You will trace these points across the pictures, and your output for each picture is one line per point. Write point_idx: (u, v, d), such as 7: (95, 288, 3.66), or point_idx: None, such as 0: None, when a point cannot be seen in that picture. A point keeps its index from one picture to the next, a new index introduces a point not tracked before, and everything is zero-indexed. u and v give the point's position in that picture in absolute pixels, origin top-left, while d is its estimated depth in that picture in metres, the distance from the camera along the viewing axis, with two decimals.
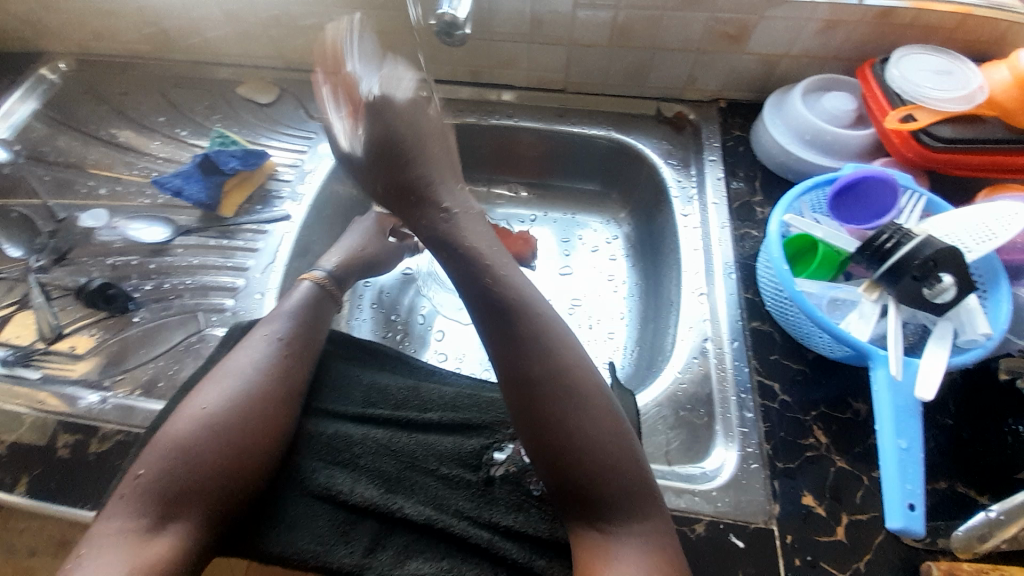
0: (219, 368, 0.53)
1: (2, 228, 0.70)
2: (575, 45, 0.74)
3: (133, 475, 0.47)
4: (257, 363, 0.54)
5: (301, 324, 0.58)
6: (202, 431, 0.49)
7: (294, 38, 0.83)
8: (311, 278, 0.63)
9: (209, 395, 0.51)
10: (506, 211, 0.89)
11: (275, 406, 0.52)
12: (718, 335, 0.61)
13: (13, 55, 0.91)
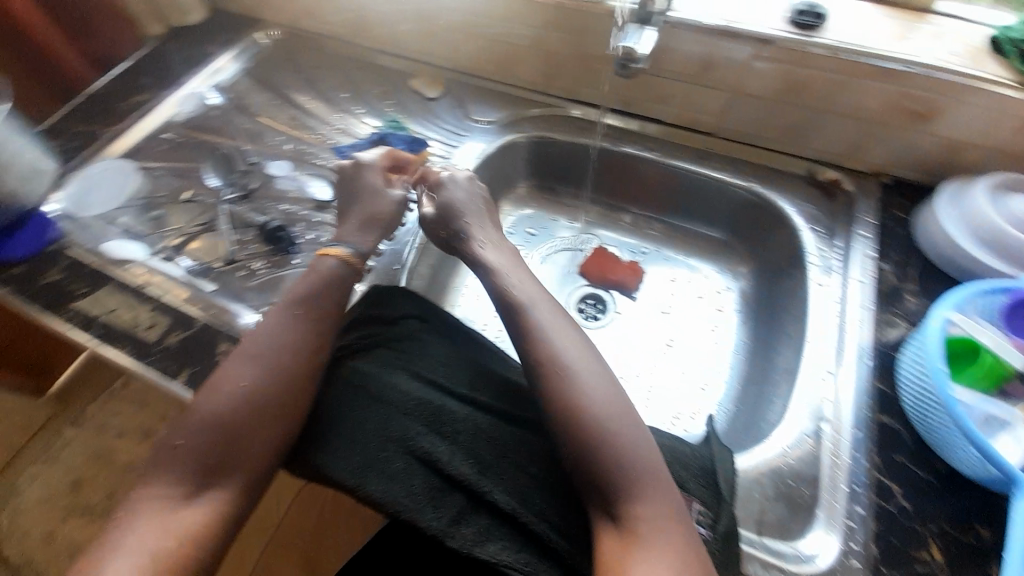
0: (241, 348, 0.56)
1: (212, 162, 0.86)
2: (741, 93, 0.74)
3: (170, 445, 0.51)
4: (287, 336, 0.57)
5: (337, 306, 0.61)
6: (233, 404, 0.53)
7: (469, 44, 0.91)
8: (336, 255, 0.65)
9: (236, 373, 0.54)
10: (619, 237, 0.91)
11: (302, 380, 0.55)
12: (838, 419, 0.58)
13: (239, 20, 1.08)
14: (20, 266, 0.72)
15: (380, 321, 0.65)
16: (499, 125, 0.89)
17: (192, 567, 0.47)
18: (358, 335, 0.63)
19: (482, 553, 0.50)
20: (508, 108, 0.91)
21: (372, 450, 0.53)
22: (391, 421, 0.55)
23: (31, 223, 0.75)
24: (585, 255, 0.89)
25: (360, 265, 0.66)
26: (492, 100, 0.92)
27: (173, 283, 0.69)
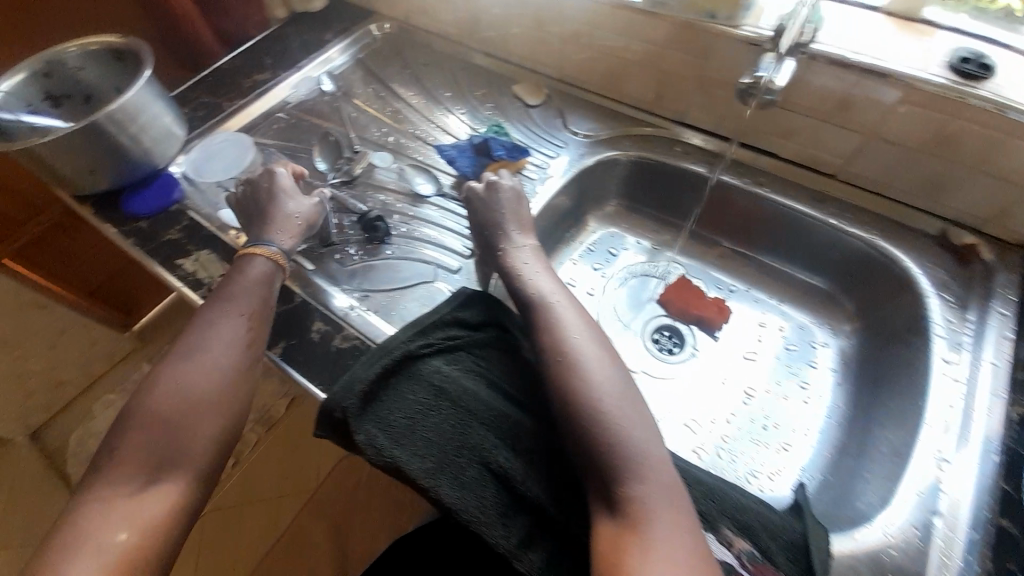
0: (176, 348, 0.58)
1: (321, 146, 0.90)
2: (876, 138, 0.68)
3: (110, 448, 0.53)
4: (210, 333, 0.59)
5: (227, 287, 0.63)
6: (169, 409, 0.54)
7: (577, 55, 0.88)
8: (265, 254, 0.65)
9: (179, 374, 0.56)
10: (706, 271, 0.86)
11: (222, 374, 0.57)
12: (952, 515, 0.51)
13: (357, 12, 1.12)
14: (145, 222, 0.79)
15: (465, 325, 0.63)
16: (596, 140, 0.87)
17: (154, 556, 0.49)
18: (441, 334, 0.62)
19: None
20: (610, 125, 0.88)
21: (448, 455, 0.54)
22: (467, 429, 0.55)
23: (159, 182, 0.82)
24: (666, 284, 0.86)
25: (286, 264, 0.67)
26: (594, 115, 0.90)
27: None
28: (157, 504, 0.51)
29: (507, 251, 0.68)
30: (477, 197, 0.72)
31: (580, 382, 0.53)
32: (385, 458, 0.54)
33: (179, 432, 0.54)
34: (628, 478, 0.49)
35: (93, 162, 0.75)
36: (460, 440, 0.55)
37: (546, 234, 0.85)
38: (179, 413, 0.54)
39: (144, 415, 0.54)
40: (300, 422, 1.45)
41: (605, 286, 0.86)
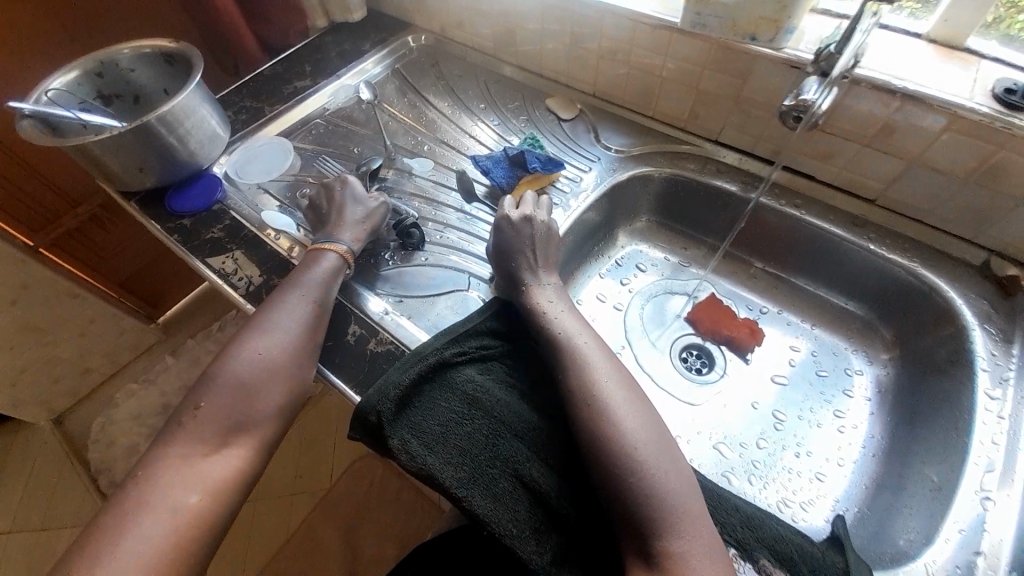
0: (261, 321, 0.61)
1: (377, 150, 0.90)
2: (918, 164, 0.67)
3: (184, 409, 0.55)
4: (284, 313, 0.62)
5: (299, 277, 0.66)
6: (247, 373, 0.57)
7: (612, 71, 0.89)
8: (336, 251, 0.69)
9: (261, 344, 0.59)
10: (736, 291, 0.86)
11: (291, 353, 0.59)
12: (997, 556, 0.50)
13: (395, 23, 1.15)
14: (189, 220, 0.81)
15: (498, 335, 0.64)
16: (629, 156, 0.87)
17: (209, 524, 0.50)
18: (475, 343, 0.62)
19: None
20: (643, 143, 0.89)
21: (482, 468, 0.54)
22: (501, 442, 0.56)
23: (203, 182, 0.84)
24: (695, 302, 0.85)
25: (352, 262, 0.71)
26: (627, 132, 0.91)
27: None
28: (201, 481, 0.51)
29: (533, 286, 0.67)
30: (509, 224, 0.70)
31: (610, 411, 0.54)
32: (420, 466, 0.54)
33: (221, 428, 0.54)
34: (660, 510, 0.49)
35: (142, 161, 0.77)
36: (493, 453, 0.55)
37: (575, 249, 0.84)
38: (256, 383, 0.57)
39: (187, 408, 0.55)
40: (324, 420, 1.46)
41: (632, 302, 0.86)
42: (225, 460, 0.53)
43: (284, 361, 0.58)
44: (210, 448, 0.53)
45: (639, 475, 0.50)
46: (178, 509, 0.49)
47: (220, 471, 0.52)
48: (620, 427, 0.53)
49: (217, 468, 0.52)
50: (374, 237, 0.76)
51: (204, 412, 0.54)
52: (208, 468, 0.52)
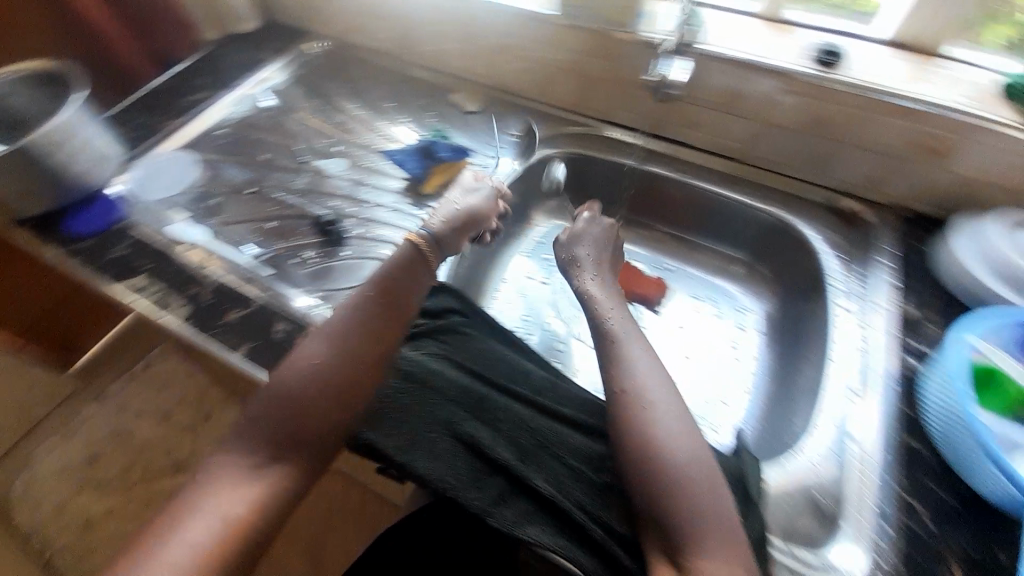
0: (327, 325, 0.60)
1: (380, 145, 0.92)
2: (766, 123, 0.79)
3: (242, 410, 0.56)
4: (347, 315, 0.60)
5: (384, 284, 0.64)
6: (281, 406, 0.55)
7: (509, 65, 0.95)
8: (412, 237, 0.69)
9: (311, 350, 0.57)
10: (643, 253, 0.95)
11: (339, 351, 0.58)
12: (865, 437, 0.58)
13: (291, 30, 1.14)
14: (86, 242, 0.77)
15: (427, 314, 0.67)
16: (535, 140, 0.94)
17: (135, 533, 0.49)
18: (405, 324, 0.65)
19: (522, 534, 0.49)
20: (544, 126, 0.96)
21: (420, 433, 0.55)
22: (436, 406, 0.58)
23: (99, 203, 0.80)
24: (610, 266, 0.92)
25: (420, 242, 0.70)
26: (529, 118, 0.97)
27: (235, 267, 0.72)
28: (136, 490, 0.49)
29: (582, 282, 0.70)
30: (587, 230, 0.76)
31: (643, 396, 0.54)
32: (354, 433, 0.56)
33: (280, 436, 0.54)
34: (654, 476, 0.49)
35: (23, 184, 0.73)
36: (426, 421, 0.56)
37: None
38: (289, 412, 0.55)
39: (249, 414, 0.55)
40: None
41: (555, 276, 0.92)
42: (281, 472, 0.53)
43: (336, 364, 0.57)
44: (266, 458, 0.53)
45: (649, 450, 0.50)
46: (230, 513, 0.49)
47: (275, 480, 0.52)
48: (654, 411, 0.53)
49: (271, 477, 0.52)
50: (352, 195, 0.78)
51: (266, 419, 0.55)
52: (262, 477, 0.52)
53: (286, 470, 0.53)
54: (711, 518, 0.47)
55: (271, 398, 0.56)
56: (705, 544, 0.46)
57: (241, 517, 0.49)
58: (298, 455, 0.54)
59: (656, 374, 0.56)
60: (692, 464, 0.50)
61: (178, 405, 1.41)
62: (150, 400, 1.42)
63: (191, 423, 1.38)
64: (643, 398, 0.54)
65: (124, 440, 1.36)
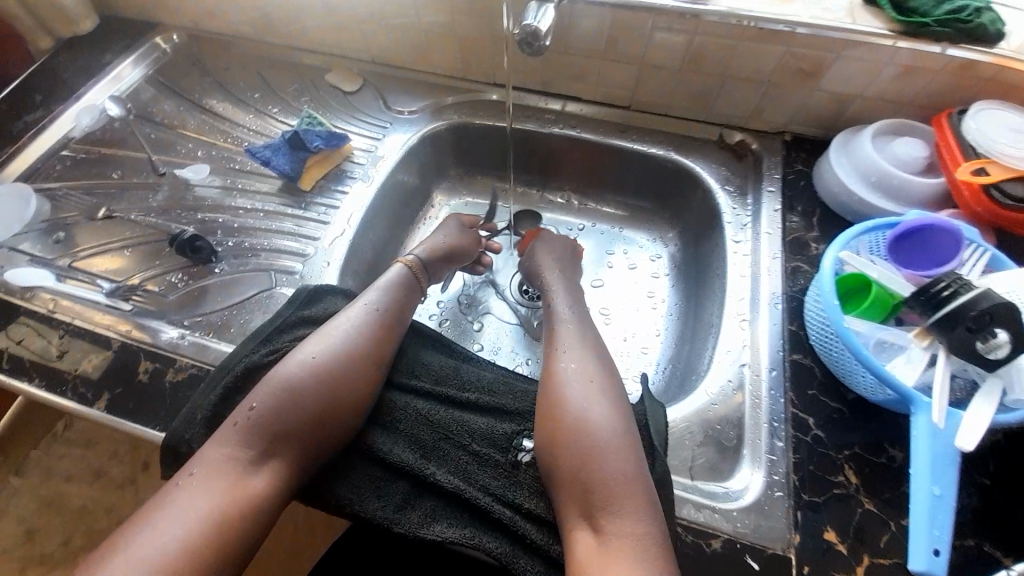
0: (326, 326, 0.58)
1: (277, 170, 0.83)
2: (645, 65, 0.76)
3: (245, 407, 0.53)
4: (350, 324, 0.59)
5: (391, 298, 0.64)
6: (270, 409, 0.52)
7: (381, 35, 0.86)
8: (404, 262, 0.69)
9: (315, 347, 0.56)
10: (556, 219, 0.92)
11: (347, 357, 0.56)
12: (756, 362, 0.61)
13: (130, 23, 0.98)
14: None
15: (312, 321, 0.62)
16: (423, 114, 0.87)
17: None
18: (289, 337, 0.60)
19: (429, 533, 0.50)
20: (428, 97, 0.89)
21: (324, 447, 0.53)
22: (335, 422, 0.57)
23: None
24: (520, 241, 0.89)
25: (417, 269, 0.70)
26: (412, 91, 0.89)
27: (91, 308, 0.66)
28: None
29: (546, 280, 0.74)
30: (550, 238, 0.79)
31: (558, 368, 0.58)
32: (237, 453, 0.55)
33: (285, 431, 0.52)
34: (562, 440, 0.52)
35: None
36: (319, 425, 0.53)
37: (394, 215, 0.85)
38: (273, 416, 0.52)
39: (248, 410, 0.52)
40: None
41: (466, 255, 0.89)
42: (277, 467, 0.51)
43: (340, 366, 0.55)
44: (259, 455, 0.51)
45: (564, 418, 0.53)
46: (223, 510, 0.47)
47: (271, 476, 0.51)
48: (567, 383, 0.56)
49: (263, 477, 0.50)
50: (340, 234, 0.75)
51: (268, 415, 0.52)
52: (260, 476, 0.50)
53: (280, 468, 0.51)
54: (618, 477, 0.49)
55: (277, 394, 0.53)
56: (610, 501, 0.48)
57: (231, 516, 0.47)
58: (293, 451, 0.52)
59: (572, 352, 0.60)
60: (596, 431, 0.52)
61: (112, 458, 1.08)
62: (78, 462, 1.09)
63: (126, 477, 1.07)
64: (556, 377, 0.57)
65: (60, 505, 1.05)
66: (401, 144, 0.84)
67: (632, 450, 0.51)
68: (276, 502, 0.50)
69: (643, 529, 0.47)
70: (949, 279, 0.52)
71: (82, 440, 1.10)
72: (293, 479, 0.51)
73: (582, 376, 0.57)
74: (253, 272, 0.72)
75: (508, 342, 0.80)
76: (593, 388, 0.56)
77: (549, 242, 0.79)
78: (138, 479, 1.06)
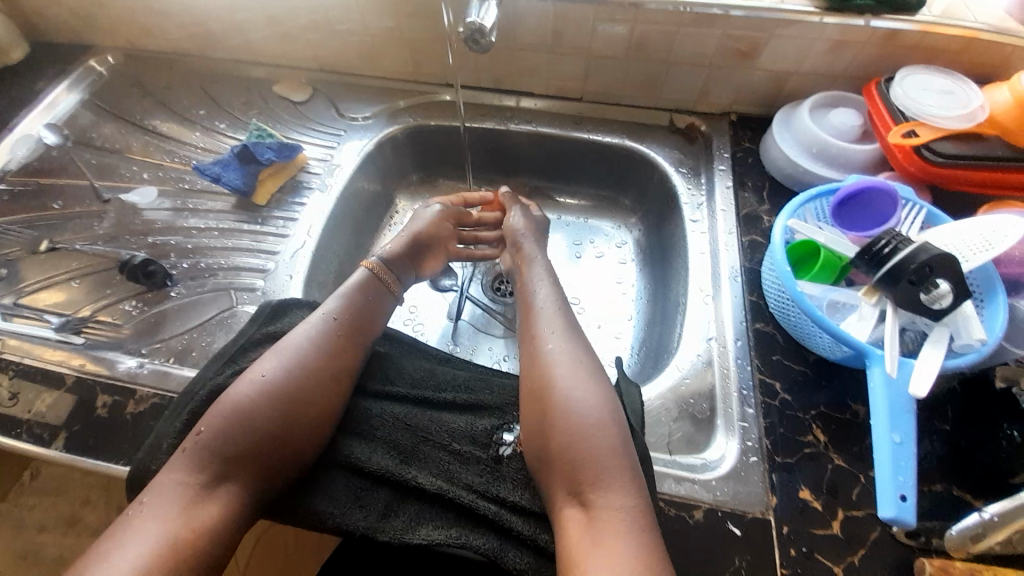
0: (280, 341, 0.57)
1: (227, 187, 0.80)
2: (594, 56, 0.78)
3: (193, 431, 0.51)
4: (304, 335, 0.58)
5: (349, 301, 0.63)
6: (227, 433, 0.51)
7: (328, 42, 0.85)
8: (367, 265, 0.68)
9: (267, 364, 0.55)
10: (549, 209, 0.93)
11: (298, 373, 0.55)
12: (722, 335, 0.63)
13: (61, 46, 0.93)
14: None
15: (278, 336, 0.60)
16: (377, 119, 0.86)
17: None
18: (252, 356, 0.59)
19: (415, 537, 0.50)
20: (382, 102, 0.88)
21: (290, 462, 0.52)
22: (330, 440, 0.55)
23: None
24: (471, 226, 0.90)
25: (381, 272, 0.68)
26: (365, 97, 0.88)
27: (39, 345, 0.63)
28: None
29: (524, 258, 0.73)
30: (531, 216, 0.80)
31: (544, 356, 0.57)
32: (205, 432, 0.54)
33: (236, 449, 0.50)
34: (551, 427, 0.52)
35: None
36: (283, 440, 0.52)
37: (357, 223, 0.84)
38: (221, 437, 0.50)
39: (195, 433, 0.51)
40: None
41: None
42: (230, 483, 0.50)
43: (293, 381, 0.54)
44: (210, 478, 0.50)
45: (553, 410, 0.53)
46: (177, 535, 0.46)
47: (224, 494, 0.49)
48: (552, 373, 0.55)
49: (218, 499, 0.49)
50: (301, 246, 0.74)
51: (216, 437, 0.50)
52: (211, 502, 0.49)
53: (237, 490, 0.50)
54: (604, 456, 0.49)
55: (223, 416, 0.51)
56: (592, 478, 0.49)
57: (184, 540, 0.46)
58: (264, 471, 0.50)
59: (556, 335, 0.60)
60: (578, 408, 0.52)
61: (87, 503, 1.02)
62: (49, 512, 1.02)
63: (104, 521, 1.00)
64: (542, 361, 0.57)
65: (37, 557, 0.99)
66: (357, 150, 0.83)
67: (612, 424, 0.51)
68: (229, 524, 0.49)
69: (626, 503, 0.47)
70: (888, 236, 0.54)
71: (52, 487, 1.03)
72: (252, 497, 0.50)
73: (569, 359, 0.56)
74: (212, 294, 0.70)
75: (483, 340, 0.80)
76: (581, 371, 0.55)
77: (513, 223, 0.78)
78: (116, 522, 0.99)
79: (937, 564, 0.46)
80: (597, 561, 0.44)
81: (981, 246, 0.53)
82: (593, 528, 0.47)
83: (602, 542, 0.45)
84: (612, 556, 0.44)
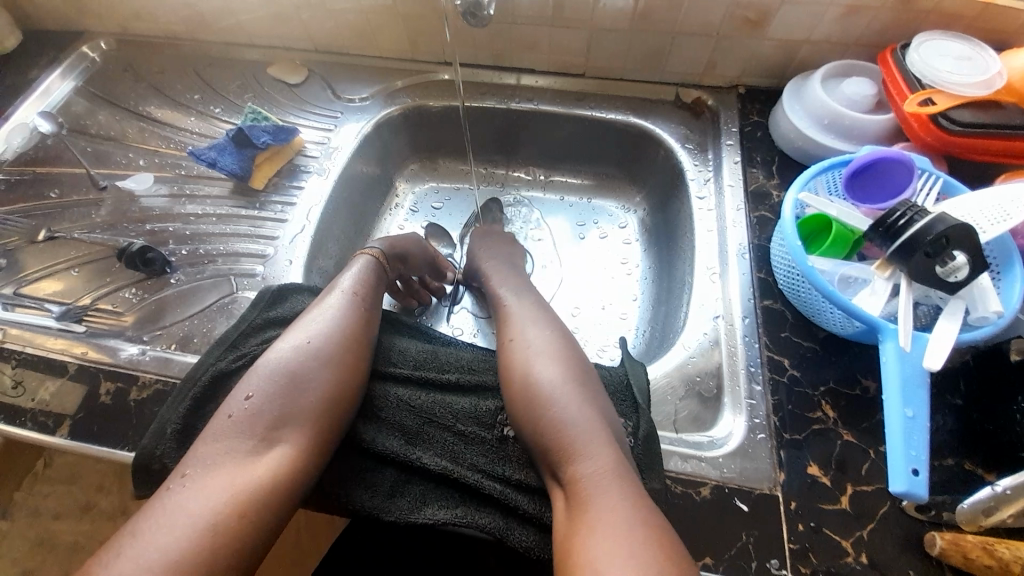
0: (303, 318, 0.56)
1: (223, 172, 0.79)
2: (596, 29, 0.75)
3: (223, 414, 0.50)
4: (325, 314, 0.57)
5: (362, 283, 0.62)
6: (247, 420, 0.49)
7: (323, 21, 0.82)
8: (370, 253, 0.67)
9: (305, 336, 0.54)
10: (546, 196, 0.91)
11: (339, 343, 0.55)
12: (730, 313, 0.62)
13: (52, 33, 0.91)
14: None
15: (279, 321, 0.60)
16: (374, 100, 0.84)
17: None
18: (256, 340, 0.58)
19: (421, 517, 0.50)
20: (378, 82, 0.86)
21: (324, 445, 0.50)
22: None
23: None
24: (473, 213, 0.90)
25: (385, 262, 0.68)
26: (362, 78, 0.86)
27: (42, 333, 0.63)
28: None
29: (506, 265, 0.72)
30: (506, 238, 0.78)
31: (543, 340, 0.57)
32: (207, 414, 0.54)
33: (264, 430, 0.49)
34: (551, 406, 0.51)
35: None
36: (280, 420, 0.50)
37: (356, 206, 0.83)
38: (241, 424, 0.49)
39: (228, 415, 0.50)
40: None
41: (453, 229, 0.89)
42: (266, 466, 0.47)
43: (332, 353, 0.54)
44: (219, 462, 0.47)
45: (553, 391, 0.52)
46: None
47: (264, 474, 0.47)
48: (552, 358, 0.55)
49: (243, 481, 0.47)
50: (302, 233, 0.73)
51: (241, 422, 0.49)
52: None
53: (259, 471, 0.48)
54: (602, 438, 0.49)
55: (235, 404, 0.50)
56: (585, 457, 0.47)
57: (224, 521, 0.44)
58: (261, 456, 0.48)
59: (535, 323, 0.59)
60: (565, 390, 0.52)
61: (99, 490, 1.03)
62: (63, 499, 1.03)
63: (119, 507, 1.02)
64: (544, 344, 0.56)
65: (52, 544, 1.00)
66: (354, 134, 0.81)
67: (600, 404, 0.51)
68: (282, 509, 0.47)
69: (618, 480, 0.46)
70: (903, 206, 0.52)
71: (65, 476, 1.04)
72: (295, 482, 0.48)
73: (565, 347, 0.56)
74: (210, 282, 0.69)
75: (485, 323, 0.80)
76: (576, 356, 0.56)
77: (499, 236, 0.78)
78: (132, 506, 1.01)
79: (948, 537, 0.46)
80: (595, 536, 0.42)
81: (1000, 217, 0.51)
82: (582, 504, 0.45)
83: (597, 518, 0.43)
84: (609, 527, 0.42)
